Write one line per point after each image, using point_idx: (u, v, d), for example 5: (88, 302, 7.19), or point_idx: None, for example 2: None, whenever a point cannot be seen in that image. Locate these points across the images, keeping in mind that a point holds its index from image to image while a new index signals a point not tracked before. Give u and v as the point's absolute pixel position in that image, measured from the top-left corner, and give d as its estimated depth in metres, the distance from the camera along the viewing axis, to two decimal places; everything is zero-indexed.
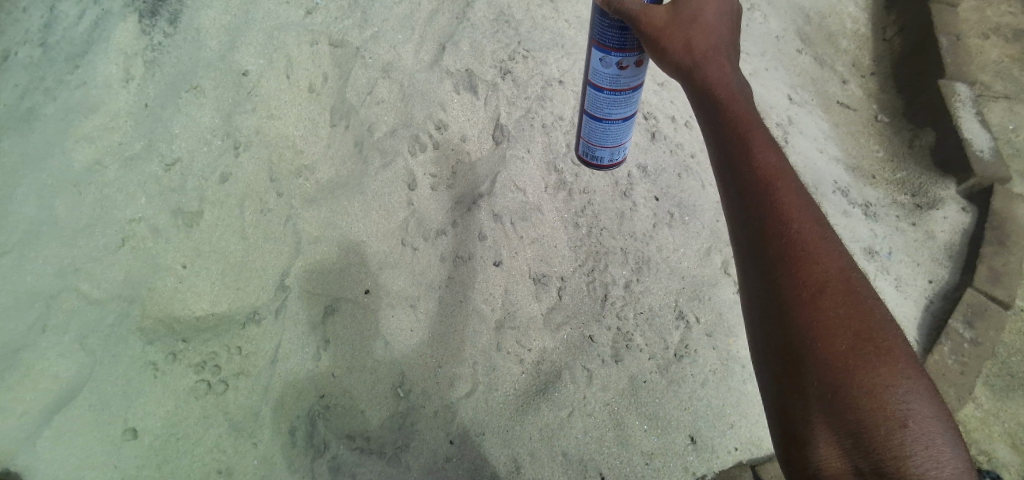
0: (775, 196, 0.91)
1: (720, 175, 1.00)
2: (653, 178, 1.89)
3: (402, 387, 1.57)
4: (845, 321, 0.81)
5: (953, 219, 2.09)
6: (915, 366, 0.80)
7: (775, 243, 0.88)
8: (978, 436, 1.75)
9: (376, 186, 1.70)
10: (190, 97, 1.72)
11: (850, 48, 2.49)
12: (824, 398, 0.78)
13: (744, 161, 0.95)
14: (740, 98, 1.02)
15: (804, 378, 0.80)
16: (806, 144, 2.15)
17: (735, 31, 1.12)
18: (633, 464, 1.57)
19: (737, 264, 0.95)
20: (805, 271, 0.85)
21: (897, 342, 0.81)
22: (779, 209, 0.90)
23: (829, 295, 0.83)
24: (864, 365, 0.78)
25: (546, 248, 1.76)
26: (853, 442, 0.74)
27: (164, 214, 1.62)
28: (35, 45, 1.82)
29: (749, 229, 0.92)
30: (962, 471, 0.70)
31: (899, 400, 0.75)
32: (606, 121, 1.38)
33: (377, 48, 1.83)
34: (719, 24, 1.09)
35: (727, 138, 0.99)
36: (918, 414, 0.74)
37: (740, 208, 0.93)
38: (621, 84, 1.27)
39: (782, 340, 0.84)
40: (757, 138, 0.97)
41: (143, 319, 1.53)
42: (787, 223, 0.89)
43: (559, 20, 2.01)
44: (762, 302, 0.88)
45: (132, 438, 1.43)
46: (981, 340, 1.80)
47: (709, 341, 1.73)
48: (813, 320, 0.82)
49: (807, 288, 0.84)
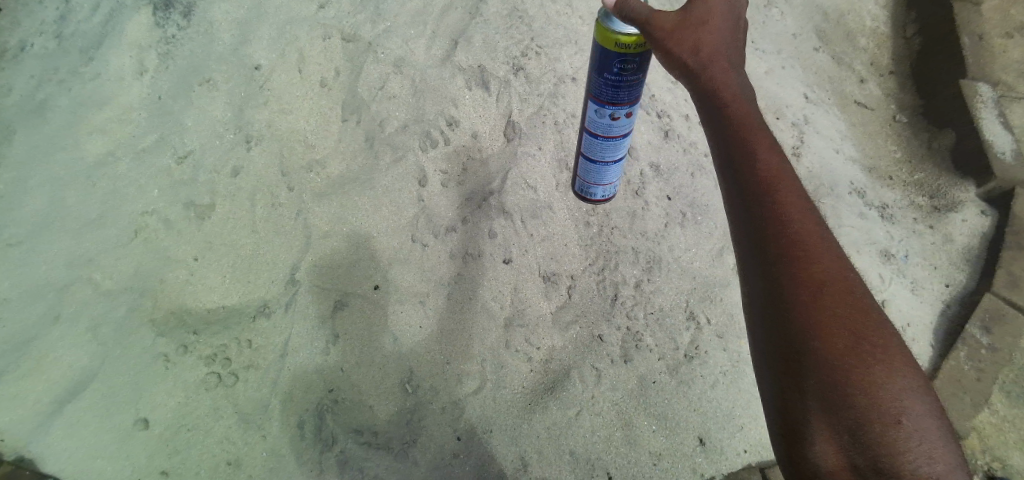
0: (777, 196, 0.89)
1: (720, 174, 0.97)
2: (665, 177, 1.87)
3: (410, 383, 1.57)
4: (845, 320, 0.80)
5: (972, 222, 2.05)
6: (911, 365, 0.79)
7: (776, 243, 0.86)
8: (993, 443, 1.72)
9: (387, 181, 1.71)
10: (202, 91, 1.73)
11: (868, 46, 2.44)
12: (823, 396, 0.77)
13: (747, 161, 0.93)
14: (743, 97, 0.99)
15: (803, 378, 0.79)
16: (822, 144, 2.12)
17: (740, 30, 1.09)
18: (640, 465, 1.56)
19: (736, 263, 0.93)
20: (806, 269, 0.83)
21: (893, 341, 0.81)
22: (780, 209, 0.88)
23: (830, 294, 0.82)
24: (863, 364, 0.77)
25: (556, 246, 1.75)
26: (851, 440, 0.74)
27: (175, 208, 1.62)
28: (50, 37, 1.82)
29: (750, 229, 0.90)
30: (951, 467, 0.72)
31: (897, 398, 0.75)
32: (608, 138, 1.31)
33: (389, 44, 1.82)
34: (726, 22, 1.05)
35: (730, 136, 0.96)
36: (913, 413, 0.74)
37: (741, 208, 0.91)
38: (622, 99, 1.21)
39: (782, 339, 0.82)
40: (760, 137, 0.94)
41: (154, 311, 1.54)
42: (787, 222, 0.87)
43: (573, 17, 1.99)
44: (763, 303, 0.86)
45: (143, 427, 1.45)
46: (999, 347, 1.77)
47: (720, 343, 1.72)
48: (814, 320, 0.80)
49: (807, 286, 0.82)
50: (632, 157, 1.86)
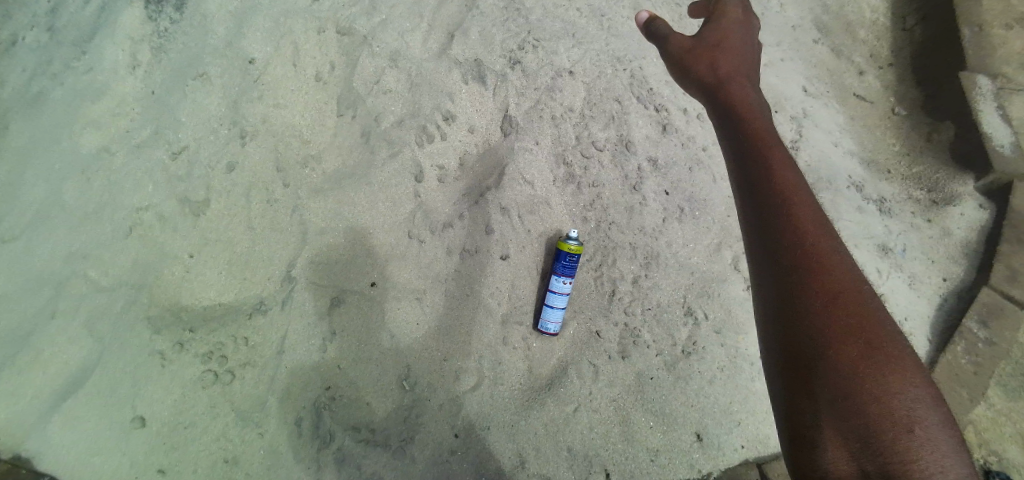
0: (791, 206, 0.91)
1: (739, 188, 1.01)
2: (664, 171, 1.86)
3: (408, 379, 1.57)
4: (857, 328, 0.80)
5: (969, 216, 2.07)
6: (926, 377, 0.77)
7: (789, 250, 0.88)
8: (989, 437, 1.73)
9: (384, 177, 1.69)
10: (197, 84, 1.68)
11: (867, 39, 2.41)
12: (833, 402, 0.75)
13: (764, 174, 0.97)
14: (762, 122, 1.06)
15: (812, 382, 0.78)
16: (821, 138, 2.11)
17: (754, 70, 1.21)
18: (638, 460, 1.59)
19: (750, 273, 0.95)
20: (819, 276, 0.84)
21: (908, 353, 0.79)
22: (794, 218, 0.90)
23: (845, 302, 0.82)
24: (875, 369, 0.75)
25: (554, 242, 1.75)
26: (862, 447, 0.71)
27: (171, 203, 1.59)
28: (43, 30, 1.72)
29: (764, 237, 0.92)
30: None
31: (911, 407, 0.72)
32: None
33: (384, 36, 1.79)
34: (741, 61, 1.18)
35: (748, 153, 1.01)
36: (929, 423, 0.71)
37: (755, 217, 0.94)
38: None
39: (791, 342, 0.83)
40: (776, 155, 0.99)
41: (150, 307, 1.52)
42: (802, 232, 0.89)
43: (570, 9, 1.97)
44: (775, 309, 0.87)
45: (140, 425, 1.45)
46: (996, 341, 1.79)
47: (717, 338, 1.74)
48: (826, 326, 0.80)
49: (821, 293, 0.83)
50: (630, 152, 1.84)
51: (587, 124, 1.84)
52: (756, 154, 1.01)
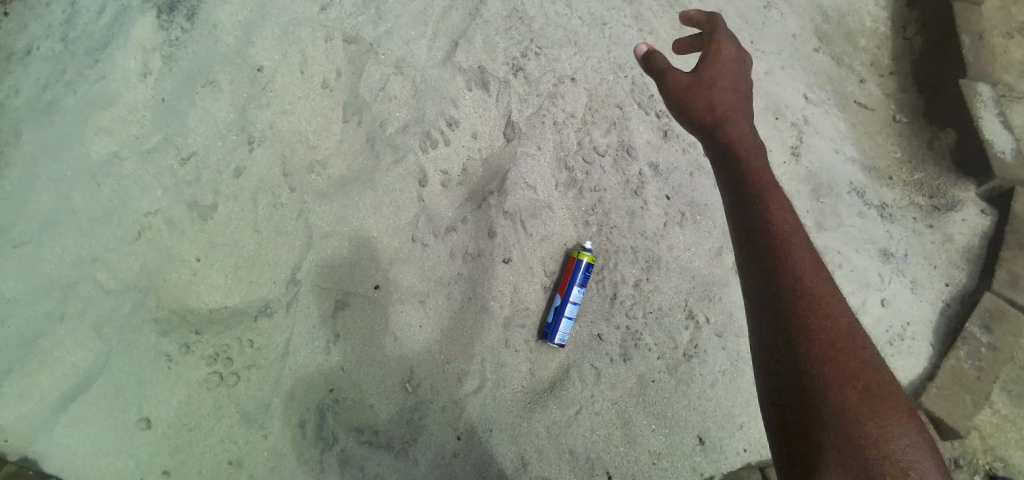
0: (786, 235, 0.96)
1: (734, 211, 1.04)
2: (665, 176, 1.88)
3: (411, 382, 1.59)
4: (848, 354, 0.83)
5: (971, 221, 2.07)
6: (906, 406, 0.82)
7: (785, 275, 0.91)
8: (994, 443, 1.74)
9: (388, 181, 1.71)
10: (206, 91, 1.70)
11: (868, 47, 2.43)
12: (830, 422, 0.77)
13: (759, 201, 1.01)
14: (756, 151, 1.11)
15: (808, 414, 0.79)
16: (822, 144, 2.12)
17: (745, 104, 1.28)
18: (640, 463, 1.61)
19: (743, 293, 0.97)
20: (814, 306, 0.87)
21: (890, 382, 0.84)
22: (789, 248, 0.94)
23: (836, 329, 0.86)
24: (867, 393, 0.79)
25: (556, 247, 1.77)
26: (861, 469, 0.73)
27: (180, 207, 1.61)
28: (57, 40, 1.74)
29: (760, 261, 0.95)
30: None
31: (900, 432, 0.76)
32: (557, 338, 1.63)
33: (390, 44, 1.82)
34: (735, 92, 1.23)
35: (744, 180, 1.06)
36: (916, 451, 0.75)
37: (751, 242, 0.98)
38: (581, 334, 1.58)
39: (787, 373, 0.84)
40: (770, 187, 1.05)
41: (157, 310, 1.54)
42: (796, 260, 0.93)
43: (573, 18, 2.01)
44: (771, 330, 0.89)
45: (145, 427, 1.46)
46: (999, 346, 1.79)
47: (718, 342, 1.76)
48: (822, 350, 0.83)
49: (816, 319, 0.86)
50: (631, 157, 1.87)
51: (589, 130, 1.86)
52: (751, 182, 1.05)
